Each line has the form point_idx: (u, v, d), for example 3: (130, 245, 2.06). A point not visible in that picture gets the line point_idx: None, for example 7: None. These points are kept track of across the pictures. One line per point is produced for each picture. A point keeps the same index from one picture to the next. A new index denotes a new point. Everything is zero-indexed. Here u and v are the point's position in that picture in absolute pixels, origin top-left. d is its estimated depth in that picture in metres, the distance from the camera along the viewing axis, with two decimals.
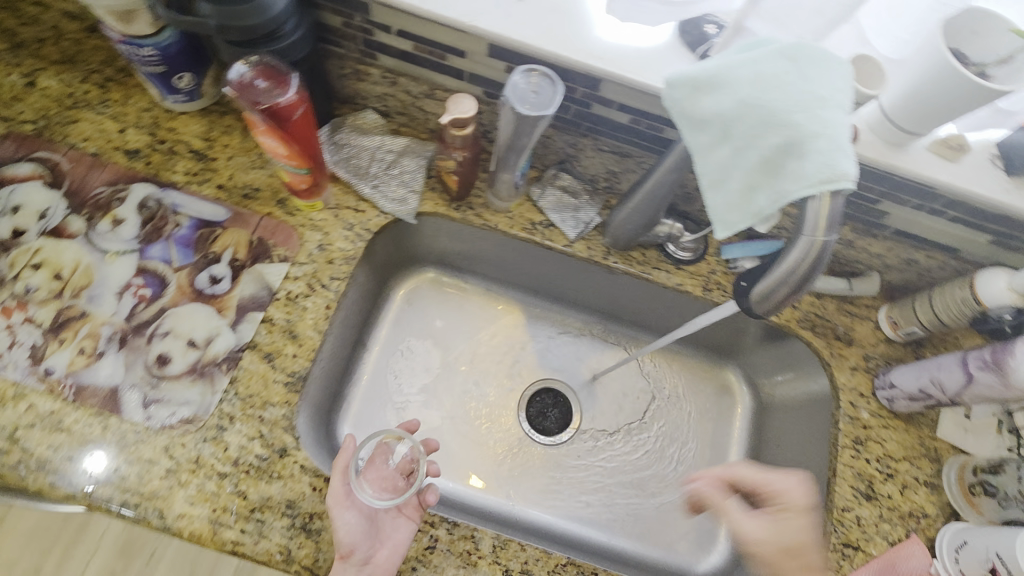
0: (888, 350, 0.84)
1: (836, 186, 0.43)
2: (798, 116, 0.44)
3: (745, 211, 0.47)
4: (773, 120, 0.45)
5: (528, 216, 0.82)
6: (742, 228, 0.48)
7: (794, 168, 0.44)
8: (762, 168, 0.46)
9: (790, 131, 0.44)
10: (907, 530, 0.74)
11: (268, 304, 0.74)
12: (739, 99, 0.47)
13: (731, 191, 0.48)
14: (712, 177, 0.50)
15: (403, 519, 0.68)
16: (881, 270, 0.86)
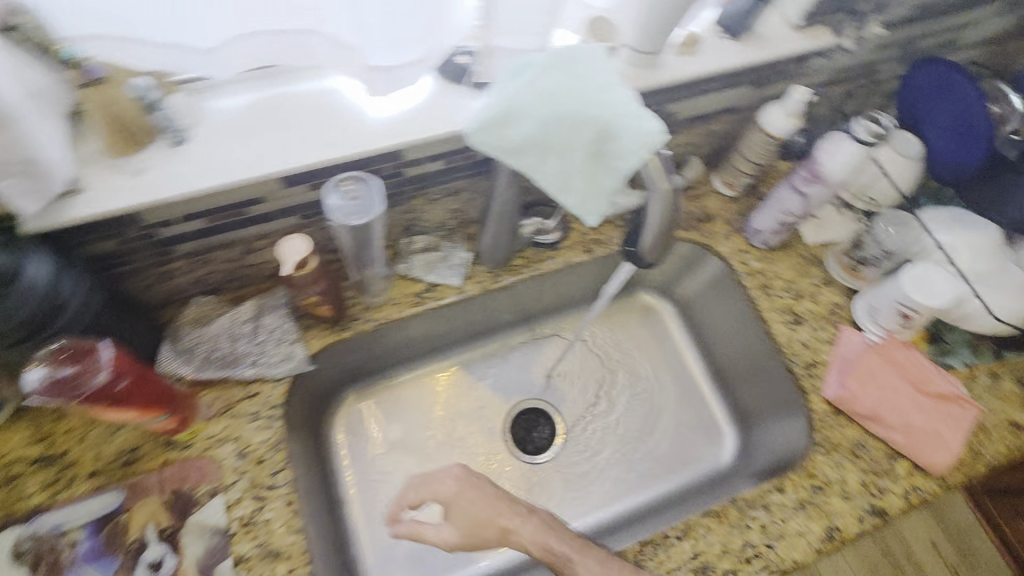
0: (739, 205, 0.95)
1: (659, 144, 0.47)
2: (590, 109, 0.46)
3: (598, 195, 0.51)
4: (583, 118, 0.46)
5: (409, 289, 0.83)
6: (605, 209, 0.51)
7: (619, 151, 0.47)
8: (591, 156, 0.49)
9: (596, 124, 0.46)
10: (835, 326, 0.88)
11: (229, 545, 0.66)
12: (540, 117, 0.48)
13: (581, 188, 0.50)
14: (556, 185, 0.51)
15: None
16: (697, 150, 0.95)
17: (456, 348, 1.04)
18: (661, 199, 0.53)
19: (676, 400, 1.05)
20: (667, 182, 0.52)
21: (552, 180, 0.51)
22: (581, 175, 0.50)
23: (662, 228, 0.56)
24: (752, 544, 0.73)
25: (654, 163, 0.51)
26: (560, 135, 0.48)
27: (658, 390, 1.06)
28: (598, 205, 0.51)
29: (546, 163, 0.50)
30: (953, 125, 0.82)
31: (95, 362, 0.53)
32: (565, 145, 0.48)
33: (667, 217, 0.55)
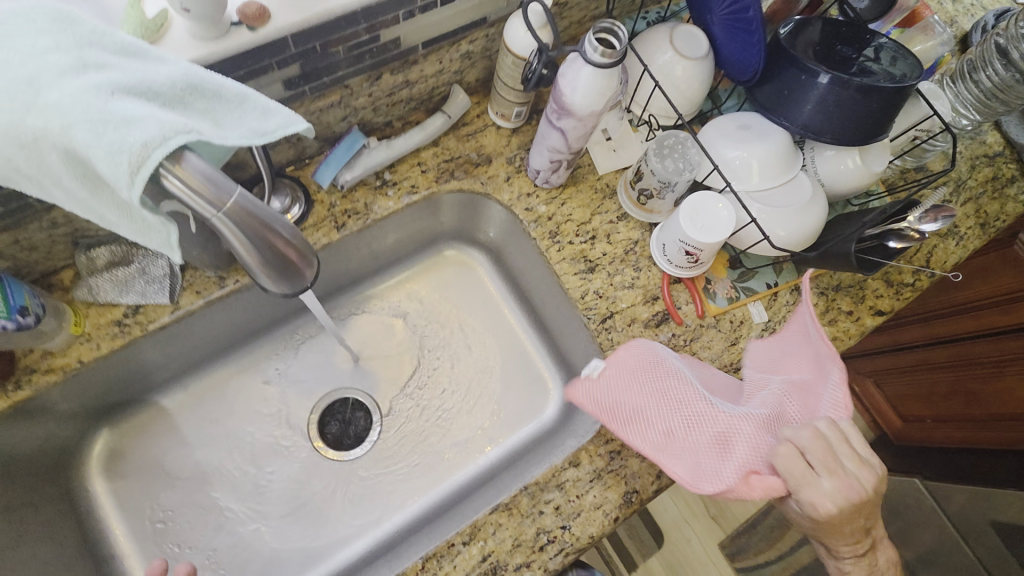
0: (520, 139, 0.81)
1: (155, 161, 0.35)
2: (45, 123, 0.35)
3: (138, 224, 0.39)
4: (37, 139, 0.35)
5: (106, 319, 0.66)
6: (163, 239, 0.39)
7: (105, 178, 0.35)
8: (95, 181, 0.37)
9: (60, 143, 0.35)
10: (633, 268, 0.79)
11: None
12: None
13: (118, 220, 0.39)
14: (96, 216, 0.40)
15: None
16: (458, 78, 0.78)
17: (236, 351, 0.89)
18: (230, 218, 0.40)
19: (501, 360, 0.96)
20: (228, 195, 0.39)
21: (87, 210, 0.40)
22: (103, 206, 0.38)
23: (264, 251, 0.43)
24: (544, 529, 0.67)
25: (193, 175, 0.37)
26: (39, 159, 0.36)
27: (479, 352, 0.96)
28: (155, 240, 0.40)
29: (60, 192, 0.39)
30: (727, 16, 0.70)
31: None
32: (56, 171, 0.37)
33: (261, 236, 0.42)
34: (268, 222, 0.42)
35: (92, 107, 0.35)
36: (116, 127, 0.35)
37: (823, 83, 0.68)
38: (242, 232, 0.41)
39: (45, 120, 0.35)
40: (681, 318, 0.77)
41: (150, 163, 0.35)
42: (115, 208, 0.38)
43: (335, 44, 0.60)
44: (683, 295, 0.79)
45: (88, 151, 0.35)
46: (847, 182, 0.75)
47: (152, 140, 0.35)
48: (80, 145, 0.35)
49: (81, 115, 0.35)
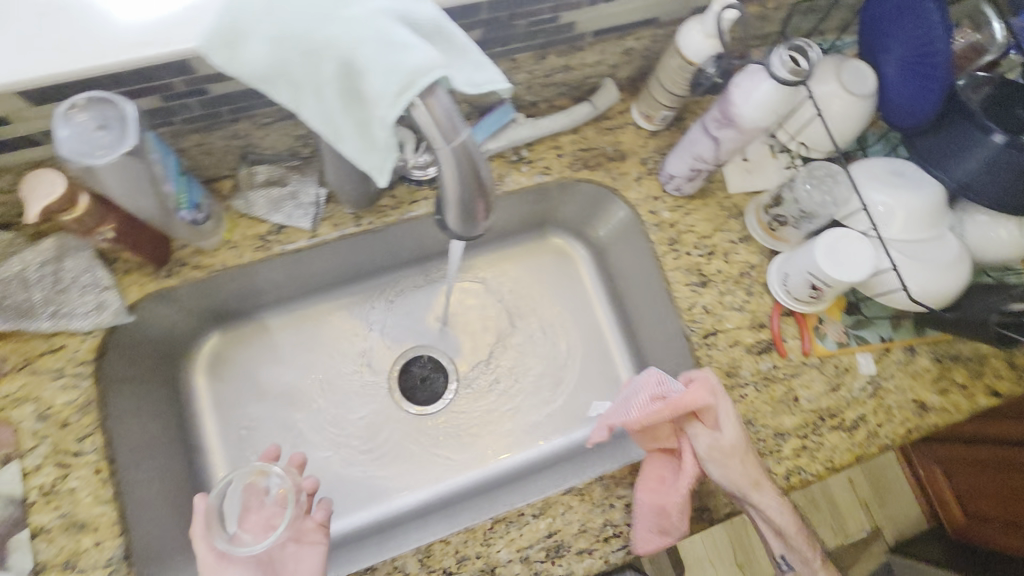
0: (657, 143, 0.82)
1: (424, 82, 0.33)
2: (331, 28, 0.35)
3: (372, 147, 0.38)
4: (316, 43, 0.35)
5: (252, 232, 0.71)
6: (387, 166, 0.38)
7: (370, 89, 0.34)
8: (350, 96, 0.36)
9: (339, 51, 0.35)
10: (746, 291, 0.78)
11: (28, 515, 0.60)
12: (272, 36, 0.36)
13: (350, 137, 0.38)
14: (324, 130, 0.39)
15: (307, 545, 0.64)
16: (612, 72, 0.80)
17: (341, 290, 0.95)
18: (450, 157, 0.37)
19: (582, 354, 0.97)
20: (462, 134, 0.36)
21: (319, 124, 0.39)
22: (344, 120, 0.37)
23: (464, 200, 0.40)
24: (613, 522, 0.69)
25: (437, 106, 0.35)
26: (305, 60, 0.36)
27: (563, 343, 0.97)
28: (377, 163, 0.38)
29: (302, 100, 0.38)
30: (907, 57, 0.67)
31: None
32: (316, 77, 0.36)
33: (470, 184, 0.39)
34: (478, 171, 0.39)
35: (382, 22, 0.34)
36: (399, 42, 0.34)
37: (996, 142, 0.65)
38: (458, 177, 0.38)
39: (330, 24, 0.35)
40: (786, 351, 0.76)
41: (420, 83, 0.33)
42: (356, 123, 0.37)
43: (519, 17, 0.63)
44: (791, 329, 0.77)
45: (366, 59, 0.34)
46: (994, 250, 0.71)
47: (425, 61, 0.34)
48: (361, 53, 0.34)
49: (366, 26, 0.34)
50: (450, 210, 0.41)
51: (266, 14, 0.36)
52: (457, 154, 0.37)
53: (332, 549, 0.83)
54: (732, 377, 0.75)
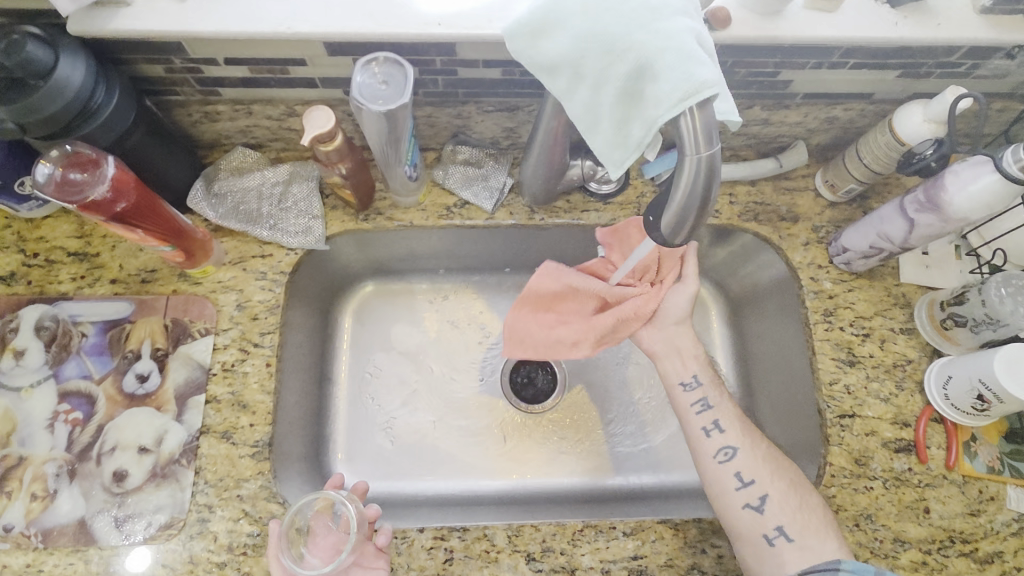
0: (834, 214, 0.81)
1: (703, 96, 0.39)
2: (636, 36, 0.41)
3: (623, 145, 0.44)
4: (617, 47, 0.42)
5: (441, 201, 0.79)
6: (628, 163, 0.45)
7: (653, 92, 0.40)
8: (626, 95, 0.42)
9: (636, 55, 0.41)
10: (896, 383, 0.75)
11: (207, 383, 0.70)
12: (577, 35, 0.43)
13: (606, 130, 0.45)
14: (584, 121, 0.46)
15: (368, 571, 0.62)
16: (806, 137, 0.81)
17: (481, 275, 1.00)
18: (693, 166, 0.40)
19: None
20: (712, 148, 0.39)
21: (580, 114, 0.46)
22: (610, 113, 0.44)
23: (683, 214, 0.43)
24: (701, 568, 0.68)
25: (701, 118, 0.39)
26: (599, 59, 0.43)
27: None
28: (621, 157, 0.44)
29: (578, 91, 0.45)
30: None
31: (101, 174, 0.56)
32: (601, 74, 0.43)
33: (700, 198, 0.41)
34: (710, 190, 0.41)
35: (680, 40, 0.40)
36: (692, 60, 0.39)
37: None
38: (691, 188, 0.40)
39: (633, 34, 0.41)
40: (927, 458, 0.72)
41: (699, 95, 0.39)
42: (618, 119, 0.44)
43: (743, 66, 0.66)
44: (938, 437, 0.73)
45: (658, 68, 0.40)
46: None
47: (710, 80, 0.39)
48: (654, 61, 0.40)
49: (666, 41, 0.40)
50: (666, 218, 0.43)
51: (579, 17, 0.43)
52: (701, 163, 0.39)
53: (413, 508, 0.87)
54: (862, 466, 0.72)
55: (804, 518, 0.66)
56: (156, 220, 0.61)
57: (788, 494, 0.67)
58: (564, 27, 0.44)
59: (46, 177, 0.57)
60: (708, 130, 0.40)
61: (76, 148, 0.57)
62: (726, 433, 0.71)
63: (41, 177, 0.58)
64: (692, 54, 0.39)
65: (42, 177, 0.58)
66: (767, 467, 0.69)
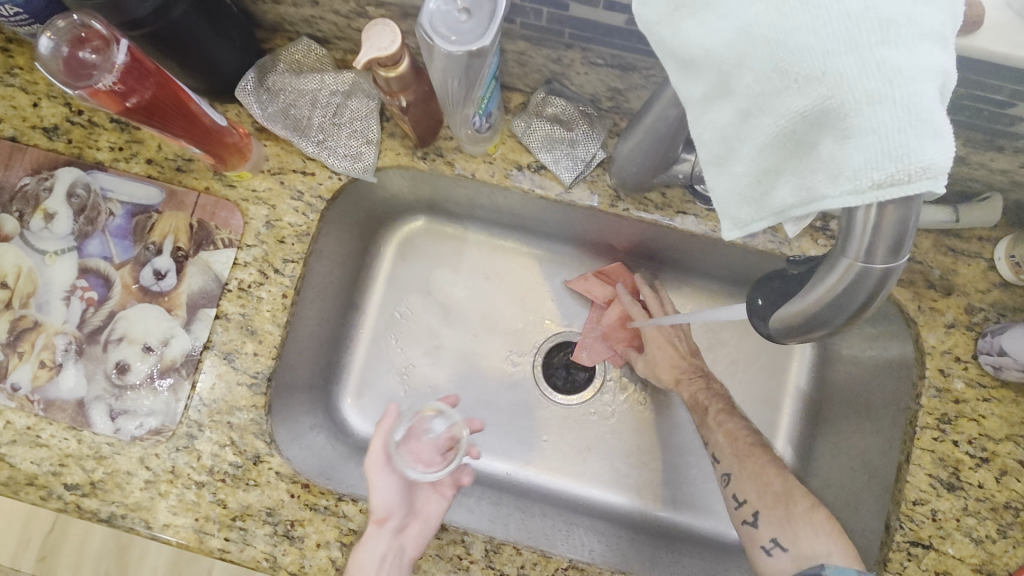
0: (1001, 298, 0.63)
1: (913, 190, 0.27)
2: (838, 60, 0.28)
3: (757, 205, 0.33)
4: (803, 68, 0.29)
5: (514, 156, 0.66)
6: (754, 229, 0.34)
7: (830, 156, 0.29)
8: (790, 140, 0.31)
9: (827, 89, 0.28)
10: (999, 526, 0.60)
11: (220, 298, 0.66)
12: (749, 31, 0.30)
13: (738, 175, 0.34)
14: (712, 150, 0.34)
15: (436, 497, 0.67)
16: (1005, 189, 0.61)
17: (545, 240, 0.88)
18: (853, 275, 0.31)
19: None
20: (893, 263, 0.30)
21: (709, 137, 0.34)
22: (753, 156, 0.32)
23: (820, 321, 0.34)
24: None
25: (895, 221, 0.29)
26: (762, 77, 0.30)
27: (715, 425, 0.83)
28: (748, 216, 0.34)
29: (717, 108, 0.33)
30: None
31: (110, 59, 0.49)
32: (761, 99, 0.31)
33: (845, 309, 0.33)
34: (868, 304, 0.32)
35: (908, 89, 0.27)
36: (917, 129, 0.26)
37: None
38: (842, 297, 0.32)
39: (833, 57, 0.28)
40: None
41: (913, 188, 0.27)
42: (763, 168, 0.32)
43: (965, 84, 0.47)
44: None
45: (854, 126, 0.28)
46: None
47: (938, 167, 0.27)
48: (853, 112, 0.28)
49: (886, 84, 0.27)
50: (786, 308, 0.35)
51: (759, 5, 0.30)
52: (868, 274, 0.31)
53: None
54: None
55: (796, 526, 0.63)
56: (180, 116, 0.55)
57: (775, 509, 0.66)
58: (728, 9, 0.31)
59: (51, 51, 0.50)
60: (898, 244, 0.29)
61: (84, 21, 0.49)
62: (722, 460, 0.73)
63: (45, 52, 0.50)
64: (920, 121, 0.27)
65: (44, 49, 0.50)
66: (756, 482, 0.68)
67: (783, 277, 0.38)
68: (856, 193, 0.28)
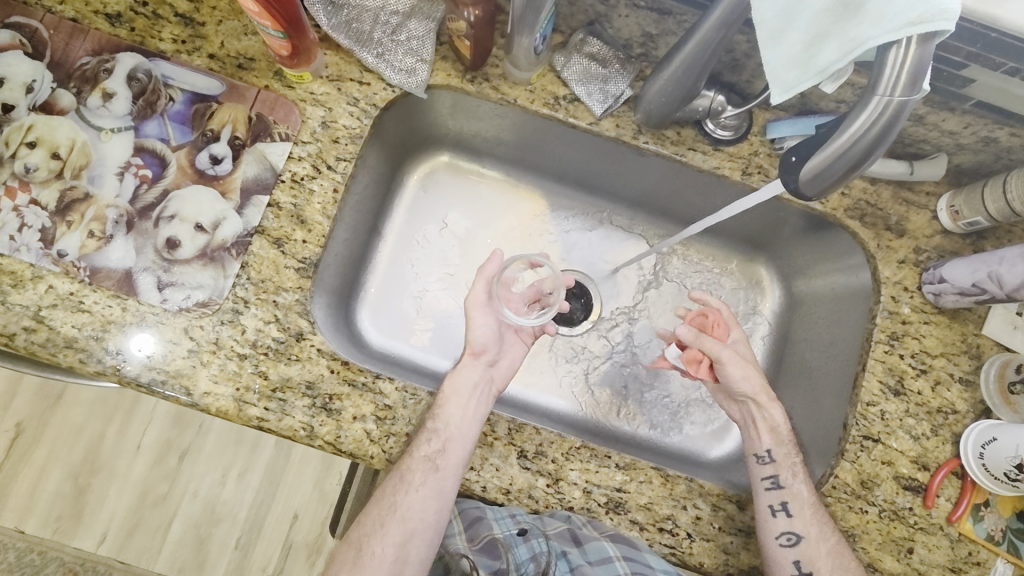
0: (943, 242, 0.77)
1: (934, 28, 0.37)
2: None
3: (806, 66, 0.43)
4: None
5: (551, 88, 0.75)
6: (801, 88, 0.44)
7: (875, 8, 0.39)
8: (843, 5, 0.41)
9: None
10: (932, 426, 0.73)
11: (273, 187, 0.70)
12: None
13: (794, 43, 0.44)
14: (771, 28, 0.45)
15: (503, 366, 0.81)
16: (950, 151, 0.75)
17: (556, 186, 0.97)
18: (878, 107, 0.40)
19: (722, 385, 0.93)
20: (910, 94, 0.39)
21: (772, 18, 0.45)
22: (809, 24, 0.43)
23: (851, 153, 0.43)
24: (675, 520, 0.69)
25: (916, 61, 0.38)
26: None
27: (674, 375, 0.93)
28: (796, 78, 0.44)
29: None
30: None
31: None
32: None
33: (863, 144, 0.42)
34: (889, 132, 0.41)
35: None
36: None
37: None
38: (866, 130, 0.41)
39: None
40: (932, 505, 0.71)
41: (932, 24, 0.36)
42: (815, 34, 0.43)
43: None
44: (950, 489, 0.71)
45: None
46: None
47: (954, 8, 0.36)
48: None
49: None
50: (812, 161, 0.46)
51: None
52: (888, 106, 0.40)
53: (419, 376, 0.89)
54: (865, 488, 0.71)
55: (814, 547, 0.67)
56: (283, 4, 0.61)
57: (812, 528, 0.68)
58: None
59: None
60: (912, 77, 0.38)
61: None
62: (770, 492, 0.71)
63: None
64: None
65: None
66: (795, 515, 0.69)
67: (814, 135, 0.47)
68: (892, 31, 0.38)
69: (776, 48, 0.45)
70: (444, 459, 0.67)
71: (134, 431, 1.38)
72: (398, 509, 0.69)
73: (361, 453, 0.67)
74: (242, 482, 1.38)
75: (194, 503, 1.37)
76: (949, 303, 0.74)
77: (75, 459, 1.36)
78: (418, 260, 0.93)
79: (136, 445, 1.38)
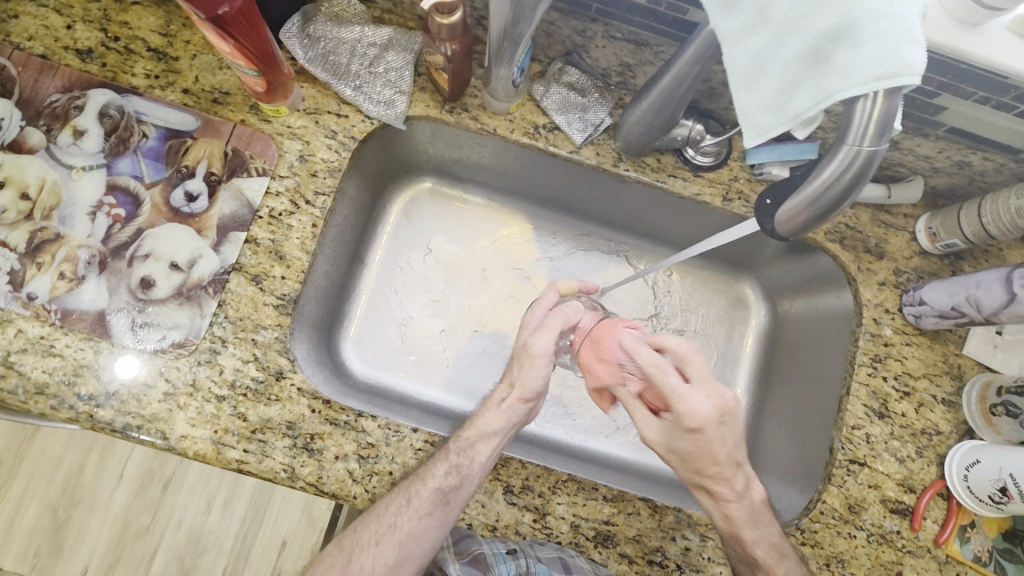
0: (922, 264, 0.77)
1: (900, 83, 0.38)
2: None
3: (779, 113, 0.43)
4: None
5: (531, 117, 0.75)
6: (775, 133, 0.44)
7: (845, 60, 0.39)
8: (814, 54, 0.41)
9: (846, 11, 0.39)
10: (917, 448, 0.73)
11: (250, 223, 0.69)
12: None
13: (765, 89, 0.44)
14: (743, 72, 0.45)
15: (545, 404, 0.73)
16: (926, 173, 0.76)
17: (539, 210, 0.97)
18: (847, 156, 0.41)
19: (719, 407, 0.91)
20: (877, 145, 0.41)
21: (745, 61, 0.45)
22: (780, 71, 0.43)
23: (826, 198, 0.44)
24: (664, 552, 0.69)
25: (882, 113, 0.40)
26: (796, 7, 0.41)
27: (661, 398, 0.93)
28: (769, 123, 0.44)
29: (755, 33, 0.44)
30: None
31: None
32: (791, 23, 0.41)
33: (836, 192, 0.43)
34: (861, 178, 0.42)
35: (899, 10, 0.38)
36: (906, 38, 0.37)
37: None
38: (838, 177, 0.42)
39: None
40: (920, 527, 0.71)
41: (900, 80, 0.38)
42: (786, 82, 0.43)
43: None
44: (937, 512, 0.71)
45: (863, 36, 0.38)
46: None
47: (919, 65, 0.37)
48: (861, 25, 0.38)
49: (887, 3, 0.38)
50: (789, 203, 0.46)
51: None
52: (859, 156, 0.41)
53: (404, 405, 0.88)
54: (853, 513, 0.71)
55: None
56: (256, 40, 0.60)
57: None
58: None
59: None
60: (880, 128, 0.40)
61: None
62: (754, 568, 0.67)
63: None
64: (908, 33, 0.37)
65: None
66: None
67: (789, 178, 0.48)
68: (862, 84, 0.39)
69: (748, 92, 0.45)
70: (456, 495, 0.64)
71: (114, 464, 1.35)
72: (398, 531, 0.64)
73: (344, 493, 0.66)
74: (226, 511, 1.35)
75: (177, 536, 1.34)
76: (930, 325, 0.74)
77: (53, 492, 1.33)
78: (401, 287, 0.92)
79: (116, 478, 1.34)
